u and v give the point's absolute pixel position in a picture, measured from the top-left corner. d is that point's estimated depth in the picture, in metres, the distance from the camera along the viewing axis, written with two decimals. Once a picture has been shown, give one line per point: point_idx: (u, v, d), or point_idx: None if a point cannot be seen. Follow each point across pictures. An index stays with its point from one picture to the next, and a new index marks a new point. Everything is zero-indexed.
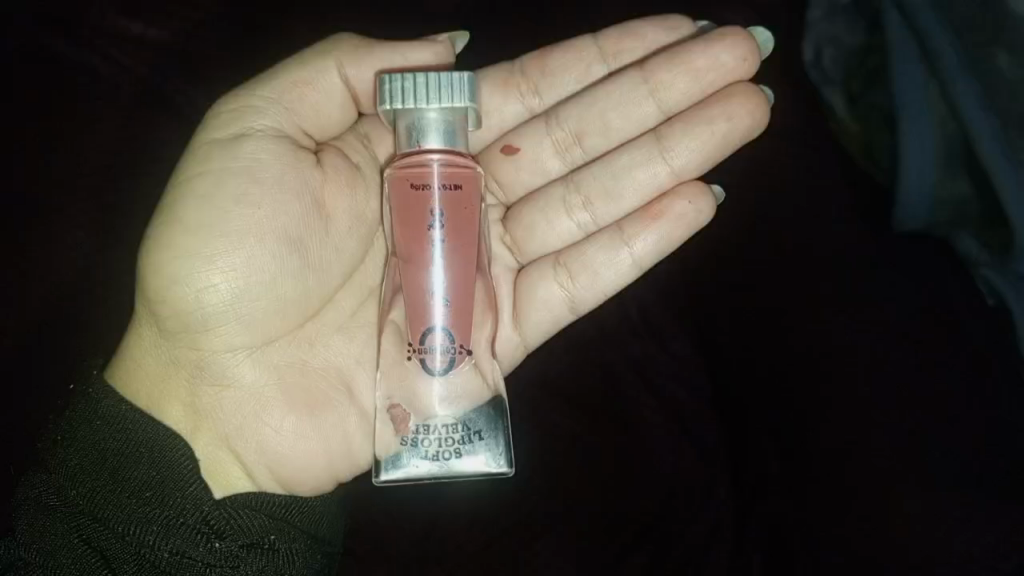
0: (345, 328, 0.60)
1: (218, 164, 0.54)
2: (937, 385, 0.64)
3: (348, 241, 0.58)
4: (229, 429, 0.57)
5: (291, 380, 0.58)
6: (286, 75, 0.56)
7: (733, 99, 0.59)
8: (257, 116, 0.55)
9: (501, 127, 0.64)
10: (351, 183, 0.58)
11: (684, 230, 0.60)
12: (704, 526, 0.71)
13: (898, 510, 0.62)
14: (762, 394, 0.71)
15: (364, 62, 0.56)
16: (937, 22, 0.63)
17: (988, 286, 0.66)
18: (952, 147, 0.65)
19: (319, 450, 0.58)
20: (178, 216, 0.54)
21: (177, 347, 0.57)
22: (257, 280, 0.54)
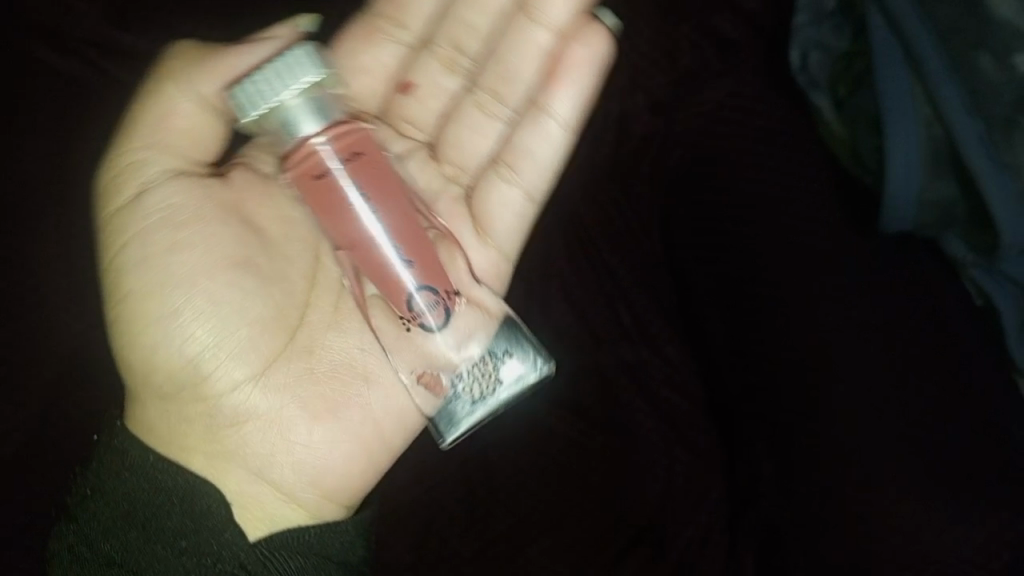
0: (337, 324, 0.62)
1: (146, 223, 0.56)
2: (925, 386, 0.65)
3: (294, 247, 0.61)
4: (257, 458, 0.60)
5: (302, 390, 0.60)
6: (149, 114, 0.57)
7: None
8: (156, 167, 0.57)
9: (391, 72, 0.66)
10: (268, 191, 0.60)
11: (594, 73, 0.63)
12: (699, 527, 0.75)
13: (886, 513, 0.61)
14: (751, 396, 0.70)
15: (206, 74, 0.57)
16: (921, 25, 0.62)
17: (977, 288, 0.68)
18: (937, 150, 0.63)
19: (353, 445, 0.62)
20: (128, 284, 0.56)
21: (173, 405, 0.59)
22: (235, 313, 0.57)
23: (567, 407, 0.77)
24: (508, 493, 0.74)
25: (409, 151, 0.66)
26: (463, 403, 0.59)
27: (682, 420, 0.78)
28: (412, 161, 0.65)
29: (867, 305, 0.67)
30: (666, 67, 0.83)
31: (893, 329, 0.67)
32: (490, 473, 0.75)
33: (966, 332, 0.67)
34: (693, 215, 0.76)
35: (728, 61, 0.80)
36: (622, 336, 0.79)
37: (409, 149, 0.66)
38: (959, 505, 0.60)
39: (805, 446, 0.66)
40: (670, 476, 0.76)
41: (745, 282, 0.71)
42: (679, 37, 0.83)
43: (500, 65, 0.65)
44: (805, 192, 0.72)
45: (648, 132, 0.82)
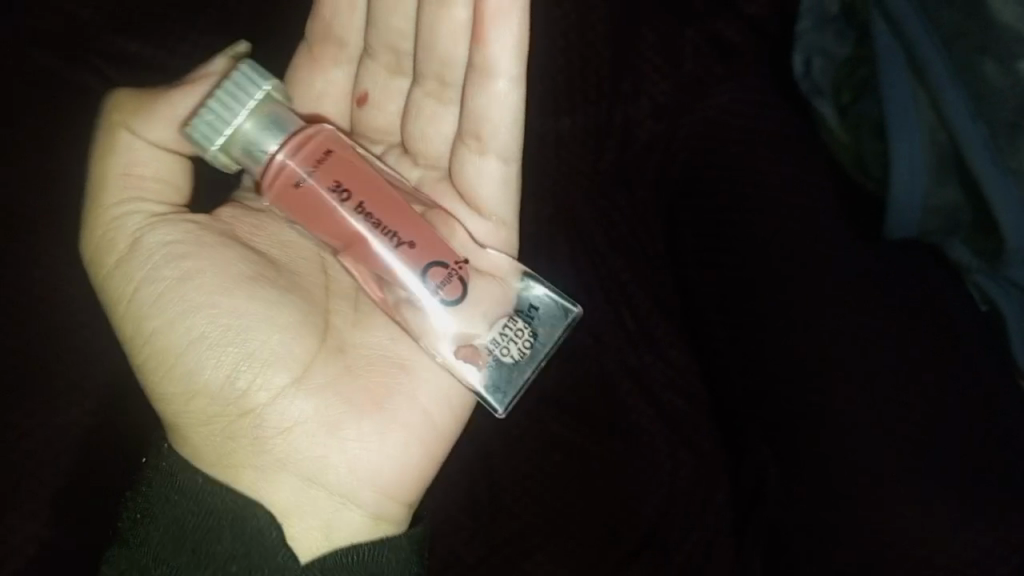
0: (363, 323, 0.60)
1: (151, 260, 0.56)
2: (931, 390, 0.64)
3: (303, 263, 0.61)
4: (312, 467, 0.58)
5: (342, 388, 0.58)
6: (111, 172, 0.57)
7: None
8: (141, 212, 0.57)
9: (343, 85, 0.66)
10: (257, 221, 0.60)
11: (518, 18, 0.53)
12: (706, 531, 0.75)
13: (892, 515, 0.62)
14: (757, 402, 0.70)
15: (151, 122, 0.56)
16: (924, 30, 0.62)
17: (981, 292, 0.67)
18: (943, 156, 0.63)
19: (403, 436, 0.59)
20: (143, 319, 0.56)
21: (211, 433, 0.57)
22: (259, 321, 0.56)
23: (571, 411, 0.76)
24: (514, 499, 0.75)
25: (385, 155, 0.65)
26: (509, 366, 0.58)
27: (683, 421, 0.78)
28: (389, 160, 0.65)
29: (871, 310, 0.67)
30: (669, 71, 0.80)
31: (898, 334, 0.66)
32: (495, 479, 0.75)
33: (973, 340, 0.66)
34: (696, 220, 0.76)
35: (731, 65, 0.80)
36: (626, 340, 0.79)
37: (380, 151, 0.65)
38: (964, 510, 0.61)
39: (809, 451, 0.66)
40: (674, 481, 0.76)
41: (750, 286, 0.71)
42: (682, 41, 0.80)
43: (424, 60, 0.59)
44: (808, 196, 0.72)
45: (652, 137, 0.81)
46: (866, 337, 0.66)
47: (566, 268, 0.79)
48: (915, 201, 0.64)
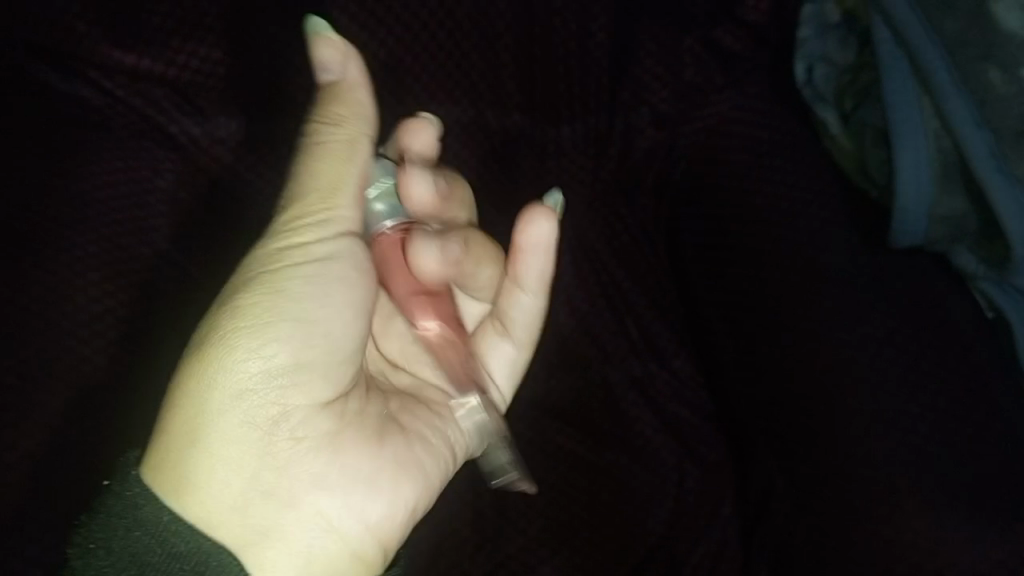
0: (378, 390, 0.63)
1: (284, 235, 0.57)
2: (941, 399, 0.63)
3: (334, 297, 0.57)
4: (301, 490, 0.57)
5: (361, 427, 0.59)
6: (303, 159, 0.58)
7: (529, 217, 0.60)
8: (312, 202, 0.57)
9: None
10: (335, 247, 0.57)
11: (546, 259, 0.63)
12: (710, 544, 0.75)
13: (906, 526, 0.61)
14: (763, 412, 0.71)
15: (350, 128, 0.57)
16: (926, 37, 0.62)
17: (986, 298, 0.68)
18: (946, 163, 0.63)
19: (402, 486, 0.59)
20: (255, 281, 0.57)
21: (252, 410, 0.56)
22: (335, 331, 0.57)
23: (577, 424, 0.76)
24: (520, 513, 0.74)
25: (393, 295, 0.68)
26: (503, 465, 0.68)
27: (688, 434, 0.77)
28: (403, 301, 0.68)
29: (881, 319, 0.66)
30: (669, 79, 0.77)
31: (908, 343, 0.65)
32: (502, 495, 0.74)
33: (979, 346, 0.66)
34: (699, 229, 0.76)
35: (732, 73, 0.75)
36: (630, 351, 0.78)
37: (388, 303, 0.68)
38: (976, 523, 0.60)
39: (816, 461, 0.67)
40: (681, 493, 0.75)
41: (753, 296, 0.71)
42: (682, 49, 0.76)
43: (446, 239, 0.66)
44: (814, 204, 0.70)
45: (653, 146, 0.79)
46: (874, 347, 0.65)
47: (571, 280, 0.78)
48: (921, 208, 0.63)
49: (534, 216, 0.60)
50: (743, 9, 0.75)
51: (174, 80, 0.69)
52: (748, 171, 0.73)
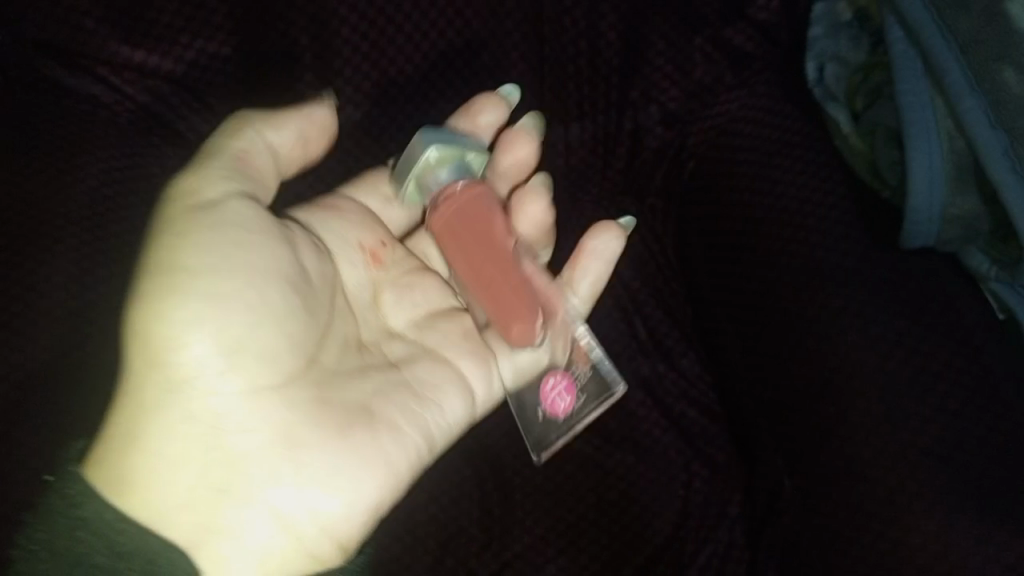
0: (342, 369, 0.61)
1: (210, 219, 0.55)
2: (951, 401, 0.63)
3: (279, 281, 0.56)
4: (250, 481, 0.57)
5: (315, 419, 0.58)
6: (222, 147, 0.58)
7: (599, 232, 0.73)
8: (227, 182, 0.57)
9: (361, 237, 0.67)
10: (268, 226, 0.57)
11: (604, 265, 0.73)
12: (719, 544, 0.74)
13: (916, 528, 0.61)
14: (775, 415, 0.70)
15: (281, 128, 0.60)
16: (941, 37, 0.62)
17: (996, 298, 0.67)
18: (960, 164, 0.63)
19: (359, 471, 0.59)
20: (182, 265, 0.54)
21: (182, 404, 0.55)
22: (274, 318, 0.56)
23: (583, 422, 0.76)
24: (525, 514, 0.73)
25: (414, 279, 0.70)
26: (557, 420, 0.72)
27: (696, 435, 0.77)
28: (419, 286, 0.70)
29: (891, 319, 0.66)
30: (678, 79, 0.76)
31: (917, 343, 0.65)
32: (507, 488, 0.74)
33: (991, 347, 0.65)
34: (709, 227, 0.75)
35: (741, 74, 0.76)
36: (638, 351, 0.78)
37: (401, 284, 0.69)
38: (987, 525, 0.59)
39: (827, 464, 0.66)
40: (689, 494, 0.75)
41: (763, 297, 0.71)
42: (692, 48, 0.75)
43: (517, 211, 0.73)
44: (825, 204, 0.70)
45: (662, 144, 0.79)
46: (883, 348, 0.65)
47: None
48: (933, 212, 0.63)
49: (603, 233, 0.73)
50: (754, 9, 0.75)
51: (182, 77, 0.69)
52: (758, 171, 0.73)
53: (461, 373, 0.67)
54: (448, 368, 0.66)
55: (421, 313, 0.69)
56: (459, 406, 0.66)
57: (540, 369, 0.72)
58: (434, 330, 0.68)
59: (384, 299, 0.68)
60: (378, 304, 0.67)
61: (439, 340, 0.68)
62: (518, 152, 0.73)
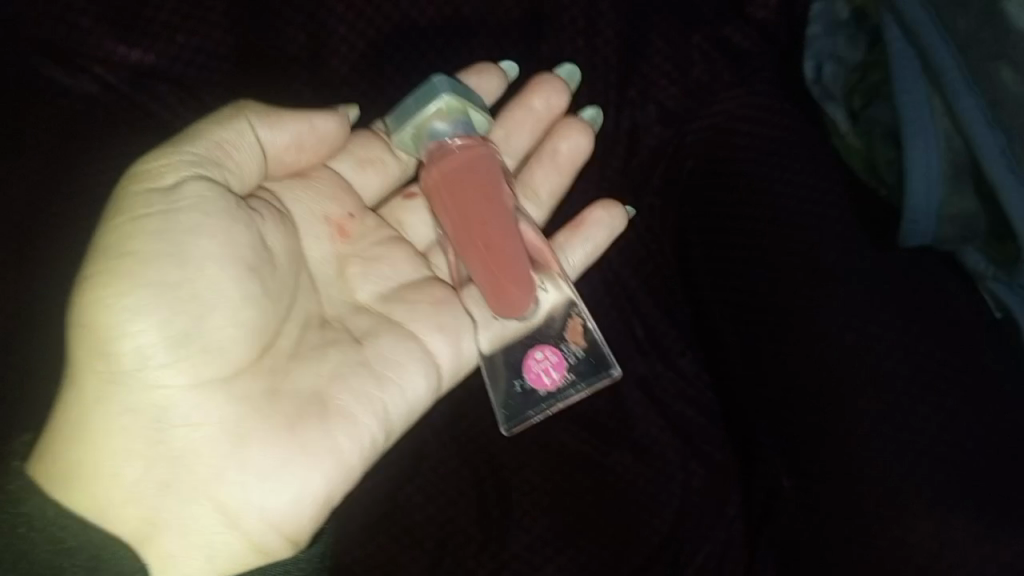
0: (298, 355, 0.58)
1: (159, 206, 0.54)
2: (948, 400, 0.63)
3: (230, 269, 0.55)
4: (200, 475, 0.56)
5: (268, 411, 0.56)
6: (204, 133, 0.57)
7: (603, 211, 0.72)
8: (187, 166, 0.56)
9: (327, 210, 0.65)
10: (228, 213, 0.55)
11: (604, 237, 0.72)
12: (716, 543, 0.74)
13: (912, 529, 0.61)
14: (772, 414, 0.70)
15: (277, 126, 0.60)
16: (941, 38, 0.61)
17: (994, 298, 0.66)
18: (958, 163, 0.62)
19: (310, 466, 0.56)
20: (128, 252, 0.53)
21: (132, 395, 0.54)
22: (221, 307, 0.54)
23: (581, 420, 0.75)
24: (523, 512, 0.73)
25: (385, 251, 0.66)
26: (538, 394, 0.66)
27: (695, 434, 0.77)
28: (388, 258, 0.66)
29: (889, 318, 0.66)
30: (677, 76, 0.75)
31: (915, 342, 0.65)
32: (506, 490, 0.73)
33: (989, 346, 0.66)
34: (710, 225, 0.74)
35: (740, 72, 0.74)
36: (636, 351, 0.78)
37: (369, 256, 0.66)
38: (983, 525, 0.60)
39: (826, 465, 0.66)
40: (686, 493, 0.75)
41: (762, 296, 0.71)
42: (689, 47, 0.75)
43: (551, 153, 0.72)
44: (820, 202, 0.70)
45: (660, 144, 0.77)
46: (881, 348, 0.65)
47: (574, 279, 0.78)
48: (930, 210, 0.63)
49: (610, 213, 0.72)
50: (753, 8, 0.75)
51: (179, 76, 0.69)
52: (756, 169, 0.72)
53: (429, 352, 0.63)
54: (414, 344, 0.62)
55: (391, 286, 0.65)
56: (422, 384, 0.62)
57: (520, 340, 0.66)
58: (403, 304, 0.64)
59: (351, 273, 0.65)
60: (345, 278, 0.64)
61: (407, 315, 0.64)
62: (551, 100, 0.72)
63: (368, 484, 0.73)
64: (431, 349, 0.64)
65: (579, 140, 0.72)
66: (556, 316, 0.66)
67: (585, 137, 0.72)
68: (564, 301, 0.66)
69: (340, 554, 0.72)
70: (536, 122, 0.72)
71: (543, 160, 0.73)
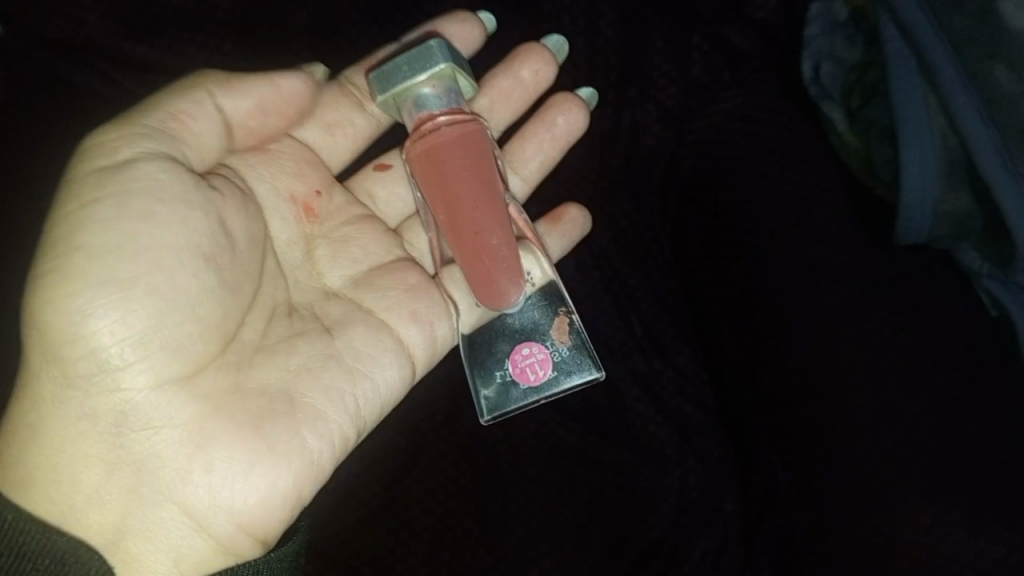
0: (262, 350, 0.58)
1: (112, 191, 0.53)
2: (941, 396, 0.64)
3: (190, 260, 0.54)
4: (164, 477, 0.54)
5: (231, 407, 0.55)
6: (162, 107, 0.56)
7: (575, 213, 0.75)
8: (140, 142, 0.55)
9: (293, 188, 0.64)
10: (186, 199, 0.54)
11: (575, 236, 0.75)
12: (713, 539, 0.75)
13: (908, 522, 0.62)
14: (769, 407, 0.71)
15: (234, 92, 0.58)
16: (935, 36, 0.61)
17: (990, 296, 0.67)
18: (952, 160, 0.63)
19: (275, 467, 0.56)
20: (81, 245, 0.52)
21: (92, 394, 0.53)
22: (180, 302, 0.53)
23: (579, 417, 0.76)
24: (522, 506, 0.73)
25: (353, 232, 0.66)
26: (519, 387, 0.66)
27: (692, 431, 0.77)
28: (357, 241, 0.66)
29: (884, 317, 0.67)
30: (676, 76, 0.76)
31: (908, 341, 0.66)
32: (503, 485, 0.74)
33: (982, 343, 0.66)
34: (704, 227, 0.75)
35: (738, 73, 0.76)
36: (635, 348, 0.78)
37: (338, 238, 0.65)
38: (980, 520, 0.60)
39: (824, 462, 0.66)
40: (684, 489, 0.75)
41: (758, 293, 0.71)
42: (689, 47, 0.76)
43: (547, 126, 0.73)
44: (819, 204, 0.71)
45: (659, 143, 0.78)
46: (876, 345, 0.66)
47: (575, 276, 0.79)
48: (927, 207, 0.63)
49: (579, 219, 0.75)
50: (752, 8, 0.75)
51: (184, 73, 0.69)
52: (756, 171, 0.73)
53: (401, 342, 0.63)
54: (387, 335, 0.62)
55: (361, 271, 0.65)
56: (393, 375, 0.62)
57: (500, 328, 0.66)
58: (373, 289, 0.64)
59: (318, 255, 0.64)
60: (312, 260, 0.64)
61: (379, 301, 0.64)
62: (540, 73, 0.73)
63: (367, 477, 0.74)
64: (405, 339, 0.64)
65: (578, 115, 0.74)
66: (538, 302, 0.67)
67: (583, 112, 0.74)
68: (546, 284, 0.67)
69: (339, 547, 0.73)
70: (522, 92, 0.73)
71: (538, 133, 0.73)
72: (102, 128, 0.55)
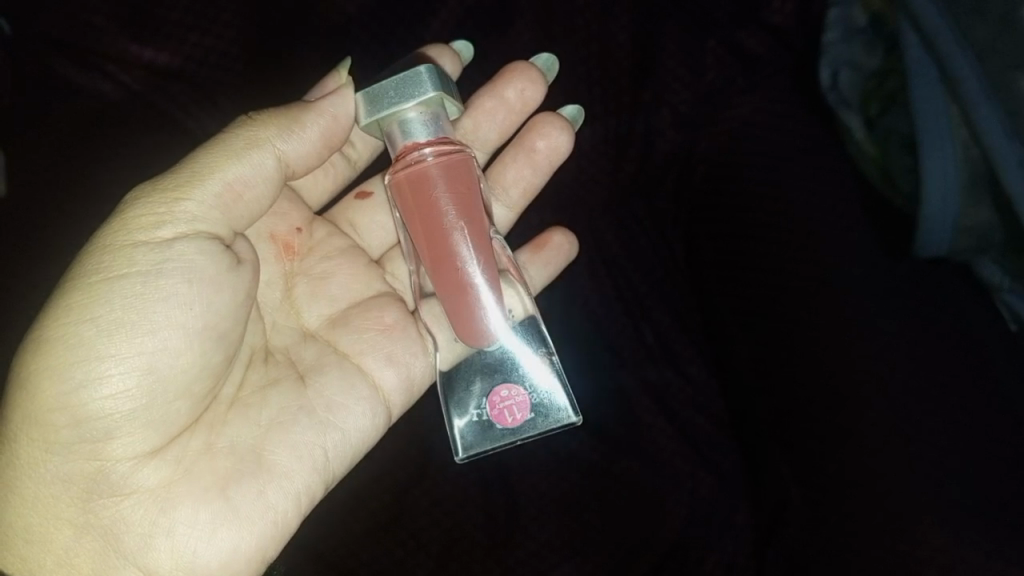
0: (239, 404, 0.55)
1: (140, 269, 0.50)
2: (957, 412, 0.63)
3: (207, 345, 0.52)
4: (128, 542, 0.52)
5: (202, 470, 0.53)
6: (213, 173, 0.52)
7: (557, 240, 0.71)
8: (189, 223, 0.51)
9: (273, 226, 0.61)
10: (214, 282, 0.51)
11: (560, 263, 0.71)
12: (723, 553, 0.75)
13: (924, 542, 0.60)
14: (782, 422, 0.70)
15: (302, 142, 0.54)
16: (958, 47, 0.59)
17: (1010, 310, 0.65)
18: (974, 172, 0.61)
19: (237, 531, 0.53)
20: (92, 319, 0.49)
21: (69, 459, 0.51)
22: (175, 381, 0.51)
23: (589, 428, 0.74)
24: (530, 519, 0.73)
25: (334, 267, 0.63)
26: (496, 429, 0.60)
27: (705, 444, 0.76)
28: (336, 277, 0.62)
29: (902, 334, 0.66)
30: (689, 81, 0.73)
31: (925, 353, 0.65)
32: (512, 495, 0.73)
33: (999, 359, 0.65)
34: (721, 233, 0.74)
35: (752, 78, 0.74)
36: (646, 357, 0.77)
37: (317, 274, 0.62)
38: (995, 540, 0.59)
39: (834, 476, 0.66)
40: (694, 501, 0.75)
41: (771, 306, 0.71)
42: (704, 52, 0.73)
43: (528, 152, 0.68)
44: (835, 212, 0.70)
45: (672, 148, 0.76)
46: (894, 360, 0.65)
47: (586, 283, 0.77)
48: (947, 223, 0.62)
49: (565, 246, 0.71)
50: (769, 11, 0.72)
51: (194, 78, 0.67)
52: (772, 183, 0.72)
53: (377, 387, 0.59)
54: (360, 381, 0.59)
55: (340, 308, 0.61)
56: (367, 423, 0.58)
57: (486, 364, 0.60)
58: (349, 330, 0.60)
59: (298, 294, 0.61)
60: (291, 300, 0.60)
61: (354, 344, 0.60)
62: (526, 93, 0.67)
63: (378, 485, 0.73)
64: (379, 383, 0.60)
65: (559, 138, 0.68)
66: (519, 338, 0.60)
67: (566, 135, 0.68)
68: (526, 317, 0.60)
69: (346, 557, 0.72)
70: (506, 114, 0.68)
71: (518, 157, 0.69)
72: (132, 193, 0.52)
